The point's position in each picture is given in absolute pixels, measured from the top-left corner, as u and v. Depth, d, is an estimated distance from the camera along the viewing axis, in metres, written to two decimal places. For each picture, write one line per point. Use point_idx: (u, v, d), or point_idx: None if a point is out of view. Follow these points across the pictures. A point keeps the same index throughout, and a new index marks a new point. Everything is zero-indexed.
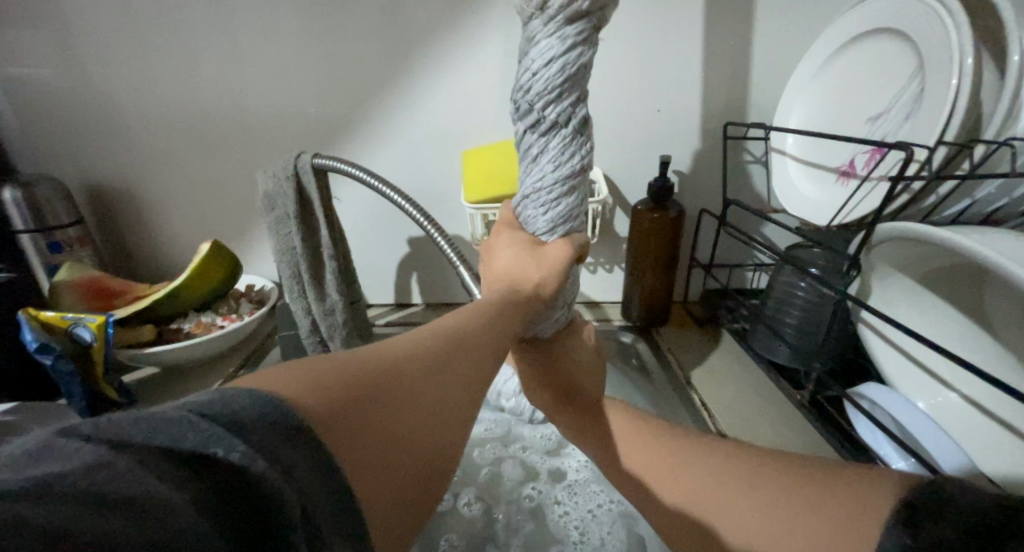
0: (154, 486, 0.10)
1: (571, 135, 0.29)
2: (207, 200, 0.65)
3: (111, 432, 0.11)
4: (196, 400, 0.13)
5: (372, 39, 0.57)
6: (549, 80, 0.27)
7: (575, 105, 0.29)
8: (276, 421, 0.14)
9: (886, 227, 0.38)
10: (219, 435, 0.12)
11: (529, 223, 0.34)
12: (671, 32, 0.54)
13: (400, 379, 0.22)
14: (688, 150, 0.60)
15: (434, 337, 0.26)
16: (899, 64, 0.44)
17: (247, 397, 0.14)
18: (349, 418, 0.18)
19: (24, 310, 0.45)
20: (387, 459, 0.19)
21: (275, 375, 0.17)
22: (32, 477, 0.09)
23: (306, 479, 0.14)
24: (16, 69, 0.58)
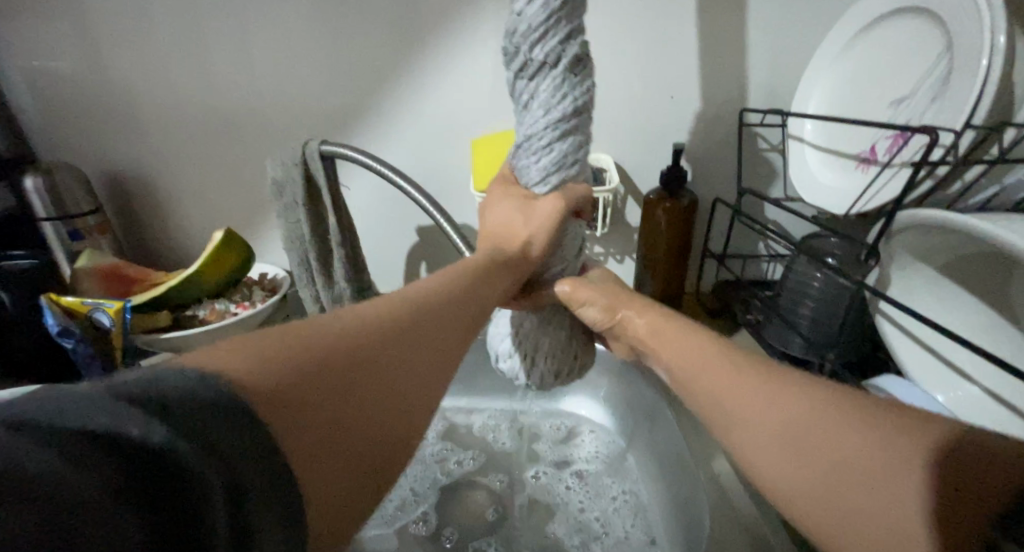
0: (68, 463, 0.10)
1: (560, 76, 0.28)
2: (220, 189, 0.66)
3: (17, 413, 0.11)
4: (115, 382, 0.13)
5: (381, 25, 0.57)
6: (531, 18, 0.27)
7: (562, 42, 0.28)
8: (205, 402, 0.14)
9: (906, 215, 0.37)
10: (134, 417, 0.12)
11: (527, 183, 0.33)
12: (686, 15, 0.53)
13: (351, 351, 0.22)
14: (701, 137, 0.59)
15: (403, 315, 0.26)
16: (924, 45, 0.43)
17: (176, 378, 0.14)
18: (293, 401, 0.18)
19: (46, 295, 0.46)
20: (333, 441, 0.19)
21: (221, 354, 0.17)
22: None
23: (231, 463, 0.14)
24: (35, 60, 0.59)
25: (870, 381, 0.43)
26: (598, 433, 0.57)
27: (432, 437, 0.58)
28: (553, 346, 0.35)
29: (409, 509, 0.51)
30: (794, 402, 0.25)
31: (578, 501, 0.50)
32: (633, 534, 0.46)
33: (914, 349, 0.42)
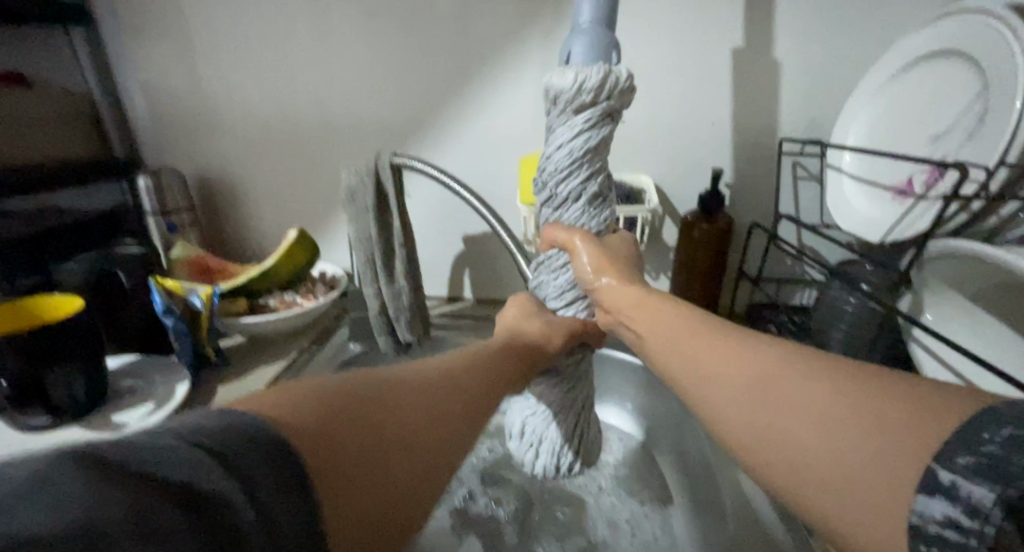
0: (201, 464, 0.14)
1: (581, 207, 0.35)
2: (292, 194, 0.74)
3: (202, 434, 0.15)
4: (215, 420, 0.16)
5: (444, 54, 0.63)
6: (559, 163, 0.33)
7: (583, 183, 0.34)
8: (243, 423, 0.16)
9: (937, 244, 0.40)
10: (230, 451, 0.15)
11: (541, 279, 0.41)
12: (728, 51, 0.57)
13: (411, 456, 0.22)
14: (741, 164, 0.61)
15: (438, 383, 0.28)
16: (962, 86, 0.45)
17: (244, 417, 0.17)
18: (332, 427, 0.20)
19: (152, 277, 0.54)
20: (365, 453, 0.20)
21: (286, 406, 0.19)
22: (142, 454, 0.13)
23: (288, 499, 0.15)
24: (151, 78, 0.69)
25: None
26: (625, 440, 0.60)
27: None
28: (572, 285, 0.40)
29: (453, 490, 0.55)
30: (775, 357, 0.25)
31: (607, 501, 0.52)
32: (663, 536, 0.48)
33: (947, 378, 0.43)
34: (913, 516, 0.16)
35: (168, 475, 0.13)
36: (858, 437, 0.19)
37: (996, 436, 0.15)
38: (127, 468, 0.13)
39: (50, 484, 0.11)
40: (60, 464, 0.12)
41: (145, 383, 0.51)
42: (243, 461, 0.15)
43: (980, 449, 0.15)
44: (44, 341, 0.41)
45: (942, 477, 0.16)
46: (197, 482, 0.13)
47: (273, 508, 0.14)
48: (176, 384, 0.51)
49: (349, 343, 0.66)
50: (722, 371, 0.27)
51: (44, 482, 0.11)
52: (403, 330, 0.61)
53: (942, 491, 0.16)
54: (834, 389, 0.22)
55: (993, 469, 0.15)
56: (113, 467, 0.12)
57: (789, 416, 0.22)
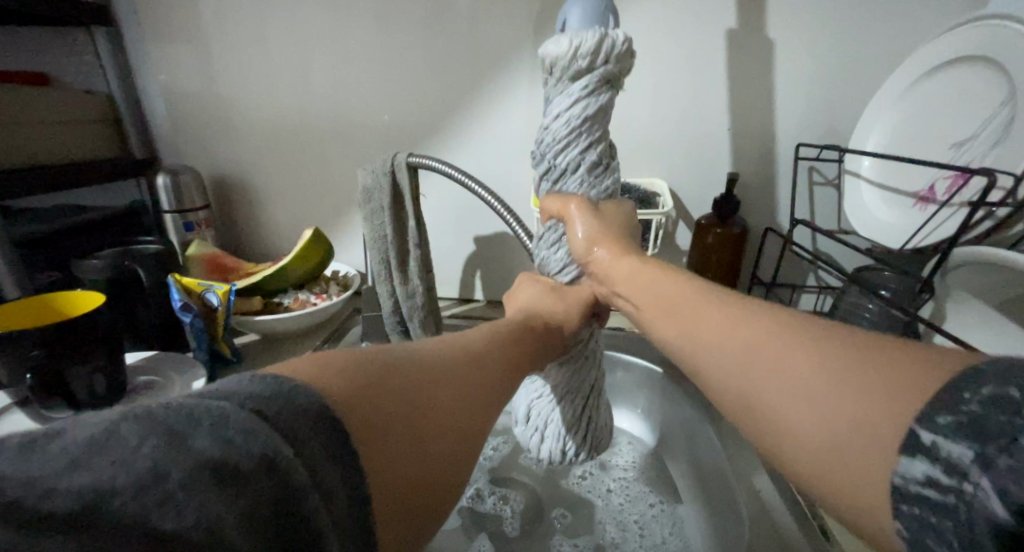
0: (253, 444, 0.13)
1: (581, 178, 0.34)
2: (306, 194, 0.74)
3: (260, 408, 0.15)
4: (272, 391, 0.16)
5: (460, 57, 0.63)
6: (556, 132, 0.32)
7: (582, 153, 0.33)
8: (296, 399, 0.16)
9: (961, 251, 0.39)
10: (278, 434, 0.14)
11: (542, 256, 0.39)
12: (746, 56, 0.56)
13: (445, 424, 0.23)
14: (757, 168, 0.61)
15: (466, 354, 0.28)
16: (987, 92, 0.44)
17: (301, 393, 0.17)
18: (371, 394, 0.20)
19: (172, 274, 0.55)
20: (403, 422, 0.21)
21: (325, 371, 0.19)
22: (200, 422, 0.13)
23: (322, 482, 0.15)
24: (169, 78, 0.69)
25: None
26: (636, 444, 0.59)
27: None
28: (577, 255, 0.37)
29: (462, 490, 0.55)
30: (769, 324, 0.25)
31: (617, 504, 0.52)
32: (673, 541, 0.48)
33: None
34: (896, 478, 0.17)
35: (221, 451, 0.13)
36: (850, 407, 0.19)
37: (975, 396, 0.15)
38: (182, 424, 0.13)
39: (117, 444, 0.12)
40: (119, 424, 0.12)
41: (161, 379, 0.52)
42: (289, 419, 0.15)
43: (963, 408, 0.15)
44: (68, 335, 0.42)
45: (922, 437, 0.16)
46: (250, 439, 0.13)
47: (321, 462, 0.15)
48: (192, 380, 0.52)
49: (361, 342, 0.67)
50: (717, 336, 0.26)
51: (112, 442, 0.12)
52: (416, 330, 0.61)
53: (931, 456, 0.16)
54: (824, 357, 0.21)
55: (975, 428, 0.15)
56: (170, 425, 0.13)
57: (777, 386, 0.22)
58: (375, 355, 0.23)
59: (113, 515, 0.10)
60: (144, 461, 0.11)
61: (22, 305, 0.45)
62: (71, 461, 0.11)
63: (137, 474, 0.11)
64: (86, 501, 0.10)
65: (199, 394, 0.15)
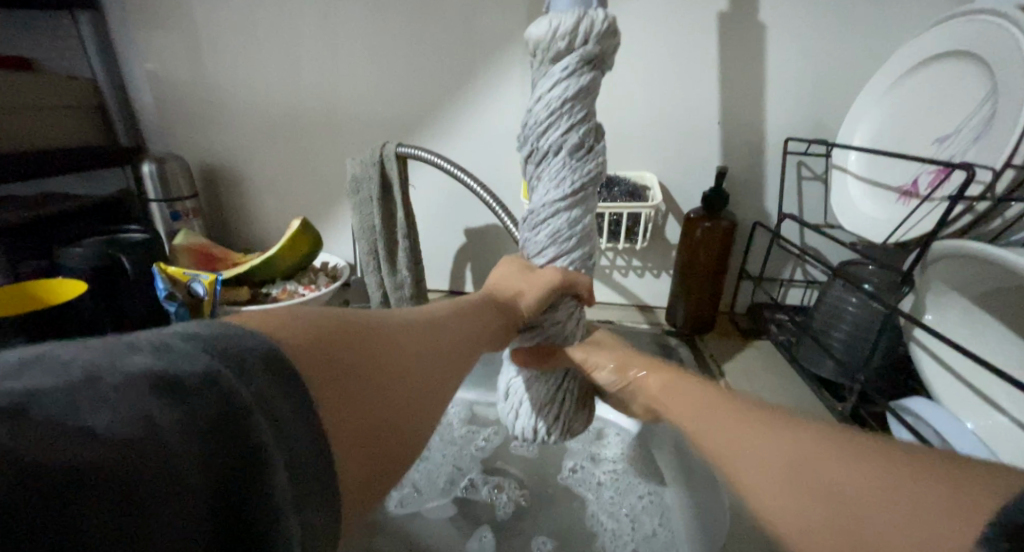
0: (207, 371, 0.13)
1: (563, 160, 0.33)
2: (296, 184, 0.74)
3: (220, 345, 0.15)
4: (233, 335, 0.16)
5: (451, 46, 0.63)
6: (539, 114, 0.32)
7: (564, 134, 0.32)
8: (258, 345, 0.16)
9: (940, 244, 0.39)
10: (233, 369, 0.14)
11: (525, 238, 0.37)
12: (736, 49, 0.56)
13: (400, 393, 0.24)
14: (746, 163, 0.61)
15: (423, 331, 0.28)
16: (970, 87, 0.45)
17: (260, 340, 0.17)
18: (334, 354, 0.21)
19: (157, 265, 0.54)
20: (364, 385, 0.21)
21: (290, 324, 0.20)
22: (155, 353, 0.13)
23: (283, 423, 0.15)
24: (155, 65, 0.68)
25: (898, 402, 0.46)
26: (624, 435, 0.58)
27: (459, 422, 0.61)
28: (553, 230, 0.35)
29: (455, 481, 0.56)
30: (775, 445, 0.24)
31: (607, 495, 0.53)
32: (662, 531, 0.48)
33: (943, 376, 0.44)
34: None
35: (173, 371, 0.13)
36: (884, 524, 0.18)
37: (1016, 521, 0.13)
38: (124, 348, 0.13)
39: (55, 361, 0.12)
40: (60, 352, 0.13)
41: None
42: (239, 349, 0.15)
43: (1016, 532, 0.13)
44: (47, 325, 0.41)
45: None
46: (192, 357, 0.14)
47: (274, 392, 0.15)
48: None
49: None
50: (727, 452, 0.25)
51: (51, 360, 0.12)
52: None
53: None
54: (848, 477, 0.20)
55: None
56: (112, 348, 0.13)
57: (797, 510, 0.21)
58: (316, 312, 0.23)
59: (50, 405, 0.10)
60: (81, 369, 0.12)
61: None
62: (6, 374, 0.11)
63: (74, 377, 0.12)
64: (16, 394, 0.10)
65: (163, 333, 0.15)
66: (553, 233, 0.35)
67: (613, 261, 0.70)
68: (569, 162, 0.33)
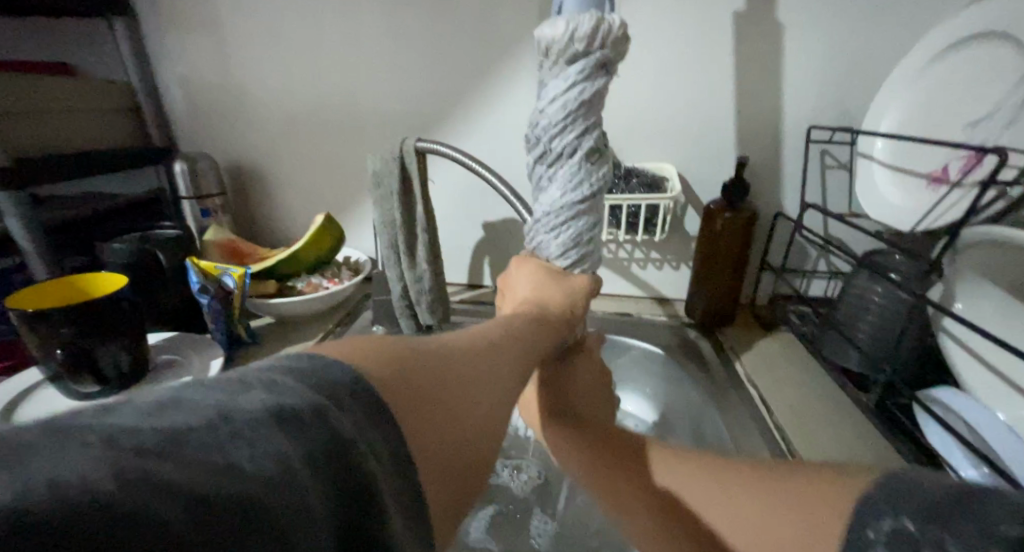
0: (319, 408, 0.14)
1: (577, 165, 0.34)
2: (319, 182, 0.76)
3: (319, 381, 0.15)
4: (319, 368, 0.16)
5: (468, 41, 0.63)
6: (553, 115, 0.32)
7: (578, 139, 0.33)
8: (345, 380, 0.16)
9: (971, 232, 0.38)
10: (334, 407, 0.14)
11: (540, 239, 0.38)
12: (758, 36, 0.55)
13: (477, 414, 0.23)
14: (767, 152, 0.60)
15: (483, 343, 0.27)
16: (1003, 69, 0.43)
17: (343, 371, 0.16)
18: (414, 380, 0.19)
19: (190, 258, 0.57)
20: (442, 409, 0.20)
21: (364, 352, 0.19)
22: (268, 391, 0.14)
23: (380, 452, 0.15)
24: (185, 67, 0.71)
25: (925, 392, 0.45)
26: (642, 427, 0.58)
27: None
28: (574, 235, 0.37)
29: None
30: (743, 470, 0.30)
31: None
32: None
33: (973, 366, 0.43)
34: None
35: (292, 405, 0.13)
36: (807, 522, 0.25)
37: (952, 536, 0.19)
38: (238, 386, 0.14)
39: (186, 402, 0.12)
40: (182, 391, 0.13)
41: (183, 358, 0.54)
42: (332, 383, 0.15)
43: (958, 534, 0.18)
44: (93, 315, 0.44)
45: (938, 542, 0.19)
46: (298, 392, 0.14)
47: (367, 423, 0.15)
48: (211, 359, 0.54)
49: (372, 326, 0.68)
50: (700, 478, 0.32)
51: (176, 403, 0.12)
52: (424, 313, 0.63)
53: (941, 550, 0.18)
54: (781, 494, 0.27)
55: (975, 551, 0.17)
56: (228, 387, 0.13)
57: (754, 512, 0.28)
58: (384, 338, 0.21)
59: (201, 445, 0.11)
60: (212, 408, 0.12)
61: (48, 286, 0.48)
62: (147, 414, 0.11)
63: (208, 416, 0.12)
64: (171, 439, 0.11)
65: (259, 369, 0.15)
66: (576, 238, 0.37)
67: (631, 253, 0.70)
68: (590, 171, 0.34)
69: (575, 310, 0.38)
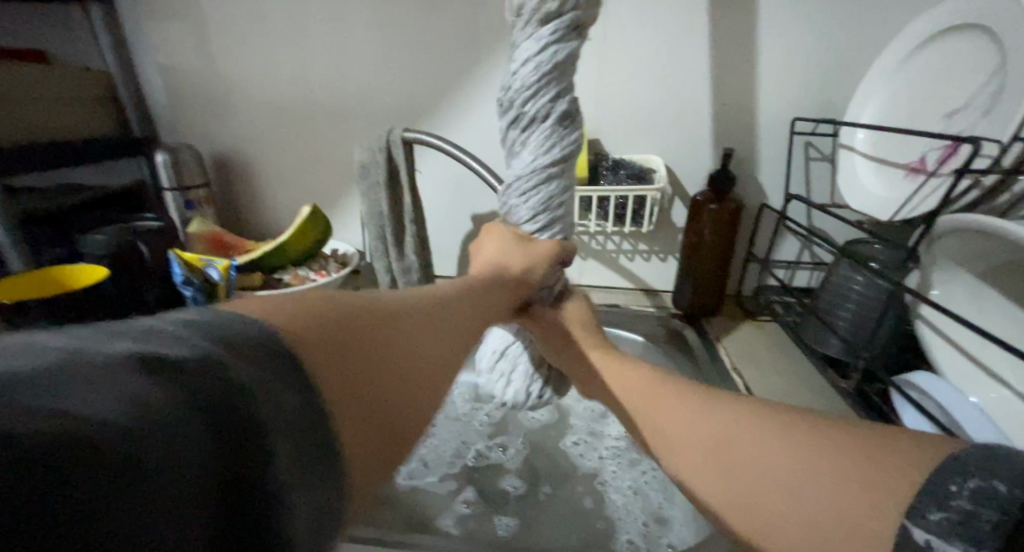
0: (215, 361, 0.12)
1: (550, 128, 0.34)
2: (304, 173, 0.75)
3: (222, 336, 0.13)
4: (219, 328, 0.14)
5: (456, 31, 0.63)
6: (526, 76, 0.32)
7: (551, 101, 0.33)
8: (257, 337, 0.14)
9: (948, 219, 0.39)
10: (231, 360, 0.13)
11: (511, 206, 0.38)
12: (744, 28, 0.56)
13: (403, 391, 0.22)
14: (752, 143, 0.61)
15: (420, 320, 0.27)
16: (979, 61, 0.44)
17: (256, 330, 0.15)
18: (336, 349, 0.19)
19: (173, 250, 0.56)
20: (367, 382, 0.19)
21: (282, 312, 0.18)
22: (147, 345, 0.12)
23: (302, 411, 0.14)
24: (166, 55, 0.69)
25: (903, 377, 0.46)
26: None
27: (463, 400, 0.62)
28: (545, 199, 0.37)
29: (464, 455, 0.58)
30: (734, 418, 0.28)
31: (611, 470, 0.54)
32: (666, 505, 0.49)
33: (949, 351, 0.44)
34: None
35: (180, 358, 0.11)
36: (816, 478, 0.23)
37: None
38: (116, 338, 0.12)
39: (38, 346, 0.10)
40: (34, 342, 0.11)
41: None
42: (243, 339, 0.14)
43: None
44: (72, 308, 0.43)
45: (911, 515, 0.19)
46: (191, 347, 0.12)
47: (284, 378, 0.14)
48: None
49: None
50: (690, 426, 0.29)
51: (20, 348, 0.10)
52: None
53: None
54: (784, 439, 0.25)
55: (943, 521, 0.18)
56: (103, 340, 0.11)
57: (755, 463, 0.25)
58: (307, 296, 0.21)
59: (51, 386, 0.09)
60: (63, 355, 0.10)
61: (29, 279, 0.48)
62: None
63: (59, 361, 0.10)
64: (8, 373, 0.09)
65: (147, 327, 0.13)
66: (546, 203, 0.37)
67: (619, 245, 0.70)
68: (563, 135, 0.35)
69: (536, 275, 0.39)
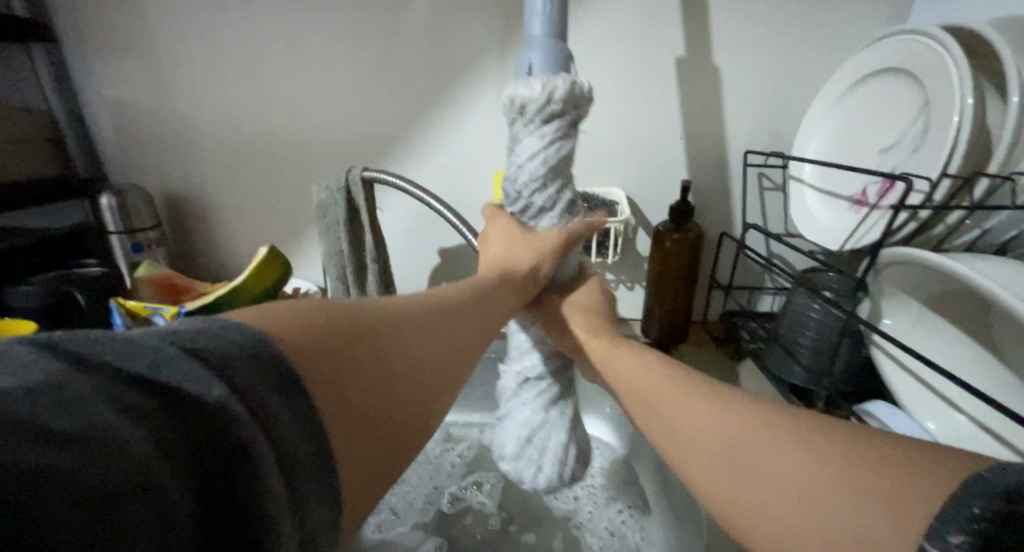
0: (187, 379, 0.13)
1: (558, 215, 0.37)
2: (265, 209, 0.73)
3: (204, 342, 0.14)
4: (200, 334, 0.15)
5: (418, 69, 0.64)
6: (532, 172, 0.34)
7: (557, 193, 0.36)
8: (244, 344, 0.16)
9: (888, 252, 0.41)
10: (198, 375, 0.13)
11: None
12: (695, 68, 0.58)
13: (397, 387, 0.23)
14: (709, 175, 0.63)
15: (417, 313, 0.28)
16: (907, 101, 0.47)
17: (240, 335, 0.16)
18: (326, 353, 0.20)
19: (115, 298, 0.54)
20: (356, 383, 0.21)
21: (274, 318, 0.19)
22: (130, 361, 0.13)
23: (279, 422, 0.15)
24: (115, 95, 0.67)
25: (861, 405, 0.47)
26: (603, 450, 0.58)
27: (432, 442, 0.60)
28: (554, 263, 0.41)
29: (434, 500, 0.55)
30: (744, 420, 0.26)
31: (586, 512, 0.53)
32: (643, 547, 0.48)
33: (904, 379, 0.45)
34: None
35: (161, 376, 0.13)
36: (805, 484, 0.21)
37: None
38: (86, 351, 0.12)
39: (21, 357, 0.11)
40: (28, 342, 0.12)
41: None
42: (220, 351, 0.14)
43: None
44: None
45: None
46: (173, 360, 0.13)
47: (265, 390, 0.15)
48: None
49: None
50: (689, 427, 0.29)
51: (7, 359, 0.11)
52: None
53: None
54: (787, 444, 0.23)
55: None
56: (77, 350, 0.12)
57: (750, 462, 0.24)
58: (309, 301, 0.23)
59: (10, 408, 0.10)
60: (48, 368, 0.11)
61: None
62: None
63: (41, 377, 0.11)
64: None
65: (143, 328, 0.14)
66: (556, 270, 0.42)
67: None
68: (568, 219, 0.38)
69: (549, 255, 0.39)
